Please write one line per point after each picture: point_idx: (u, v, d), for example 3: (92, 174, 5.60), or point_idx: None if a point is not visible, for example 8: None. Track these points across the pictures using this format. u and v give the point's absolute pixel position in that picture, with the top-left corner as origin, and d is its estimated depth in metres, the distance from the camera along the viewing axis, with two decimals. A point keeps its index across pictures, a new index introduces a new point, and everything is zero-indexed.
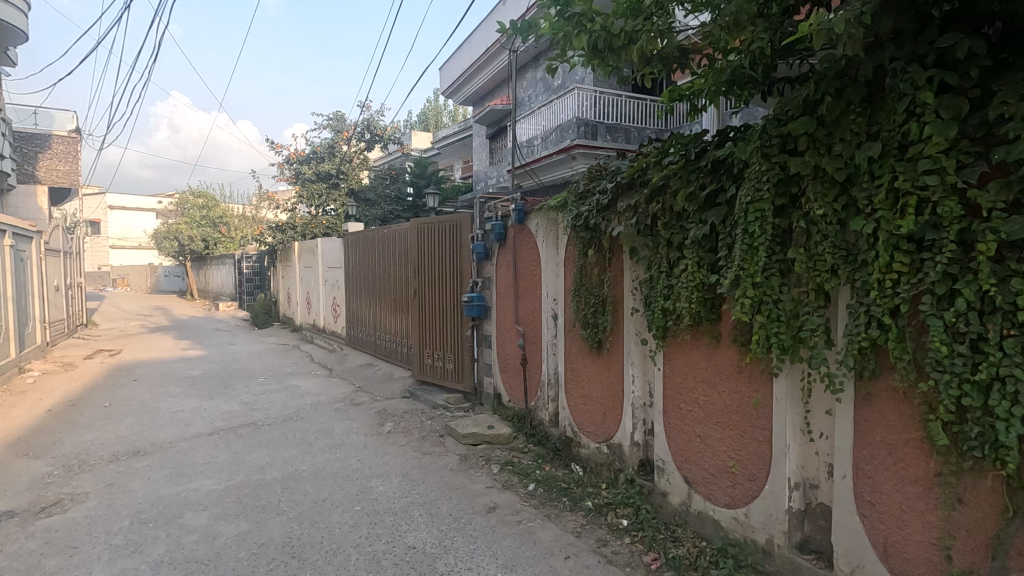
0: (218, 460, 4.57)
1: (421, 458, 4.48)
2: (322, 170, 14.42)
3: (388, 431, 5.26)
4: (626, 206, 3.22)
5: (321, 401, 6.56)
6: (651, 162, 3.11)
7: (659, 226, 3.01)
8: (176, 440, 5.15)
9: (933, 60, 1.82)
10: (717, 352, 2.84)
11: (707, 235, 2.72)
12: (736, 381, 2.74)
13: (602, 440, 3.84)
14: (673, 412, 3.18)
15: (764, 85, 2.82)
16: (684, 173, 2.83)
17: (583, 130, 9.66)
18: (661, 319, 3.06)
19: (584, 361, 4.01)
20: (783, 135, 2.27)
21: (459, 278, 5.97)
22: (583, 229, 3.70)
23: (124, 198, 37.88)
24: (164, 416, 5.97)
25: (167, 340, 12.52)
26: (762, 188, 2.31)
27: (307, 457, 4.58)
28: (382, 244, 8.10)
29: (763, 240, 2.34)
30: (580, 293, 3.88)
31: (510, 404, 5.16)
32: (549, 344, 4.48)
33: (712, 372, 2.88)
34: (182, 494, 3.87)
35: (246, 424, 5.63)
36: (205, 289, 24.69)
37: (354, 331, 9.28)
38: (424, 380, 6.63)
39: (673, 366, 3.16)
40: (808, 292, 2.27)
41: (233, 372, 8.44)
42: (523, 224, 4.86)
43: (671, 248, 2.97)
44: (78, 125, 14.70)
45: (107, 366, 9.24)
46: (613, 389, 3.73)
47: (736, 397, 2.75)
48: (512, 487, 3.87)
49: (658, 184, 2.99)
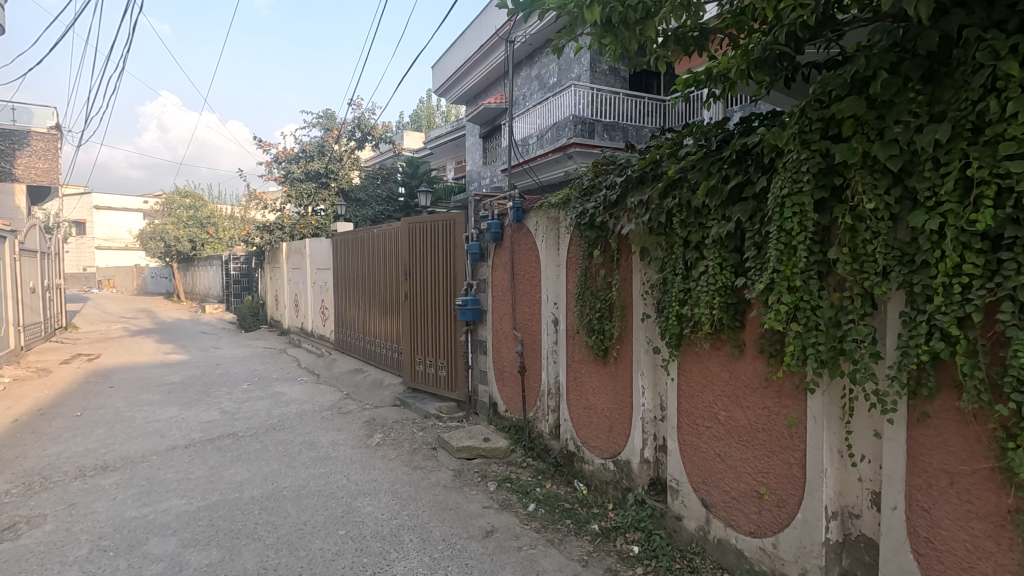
0: (194, 477, 4.24)
1: (412, 474, 4.17)
2: (312, 169, 14.08)
3: (377, 442, 4.94)
4: (637, 201, 2.94)
5: (307, 410, 6.23)
6: (667, 153, 2.83)
7: (674, 224, 2.73)
8: (149, 454, 4.80)
9: (1016, 26, 1.56)
10: (740, 363, 2.57)
11: (731, 233, 2.44)
12: (763, 396, 2.47)
13: (607, 456, 3.56)
14: (689, 428, 2.90)
15: (788, 70, 2.50)
16: (705, 165, 2.55)
17: (579, 128, 9.47)
18: (676, 326, 2.78)
19: (588, 370, 3.73)
20: (825, 119, 1.99)
21: (453, 280, 5.68)
22: (589, 228, 3.42)
23: (111, 198, 37.22)
24: (138, 426, 5.61)
25: (149, 344, 12.11)
26: (801, 179, 2.03)
27: (289, 473, 4.26)
28: (372, 243, 7.79)
29: (802, 238, 2.06)
30: (584, 296, 3.60)
31: (507, 414, 4.87)
32: (549, 350, 4.19)
33: (734, 385, 2.61)
34: (149, 517, 3.54)
35: (225, 435, 5.29)
36: (192, 289, 24.20)
37: (343, 334, 8.95)
38: (416, 387, 6.32)
39: (689, 376, 2.88)
40: (852, 297, 2.00)
41: (215, 378, 8.08)
42: (521, 223, 4.57)
43: (688, 248, 2.68)
44: (59, 121, 14.28)
45: (84, 371, 8.86)
46: (619, 401, 3.45)
47: (762, 414, 2.48)
48: (510, 507, 3.57)
49: (674, 177, 2.71)
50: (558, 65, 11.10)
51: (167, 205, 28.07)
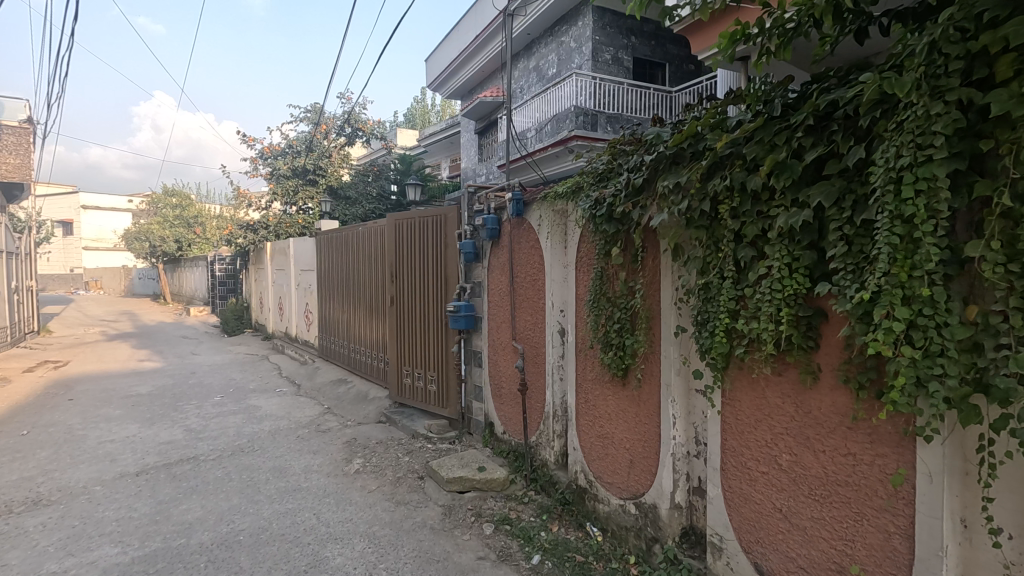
0: (137, 515, 3.59)
1: (394, 512, 3.55)
2: (299, 166, 13.44)
3: (356, 470, 4.30)
4: (670, 186, 2.35)
5: (281, 428, 5.59)
6: (710, 124, 2.23)
7: (722, 213, 2.13)
8: (91, 484, 4.14)
9: None
10: (812, 395, 1.98)
11: (807, 224, 1.84)
12: (846, 439, 1.87)
13: (628, 497, 2.95)
14: (736, 471, 2.31)
15: (863, 19, 2.07)
16: (767, 134, 1.95)
17: (582, 120, 8.87)
18: (725, 345, 2.17)
19: (603, 391, 3.12)
20: (969, 55, 1.38)
21: (445, 282, 5.06)
22: (606, 221, 2.81)
23: (97, 198, 36.39)
24: (88, 448, 4.96)
25: (125, 349, 11.41)
26: (930, 143, 1.42)
27: (251, 510, 3.62)
28: (357, 242, 7.18)
29: (931, 227, 1.44)
30: (600, 304, 2.98)
31: (505, 437, 4.26)
32: (555, 366, 3.58)
33: (803, 422, 2.02)
34: (70, 572, 2.90)
35: (184, 460, 4.65)
36: (178, 292, 23.43)
37: (327, 340, 8.31)
38: (403, 402, 5.70)
39: (738, 408, 2.29)
40: (1006, 312, 1.39)
41: (186, 389, 7.41)
42: (522, 217, 3.96)
43: (740, 244, 2.09)
44: (30, 114, 13.55)
45: (45, 381, 8.16)
46: (642, 432, 2.84)
47: (845, 463, 1.88)
48: (510, 559, 2.95)
49: (723, 152, 2.12)
50: (558, 54, 10.52)
51: (154, 204, 27.32)
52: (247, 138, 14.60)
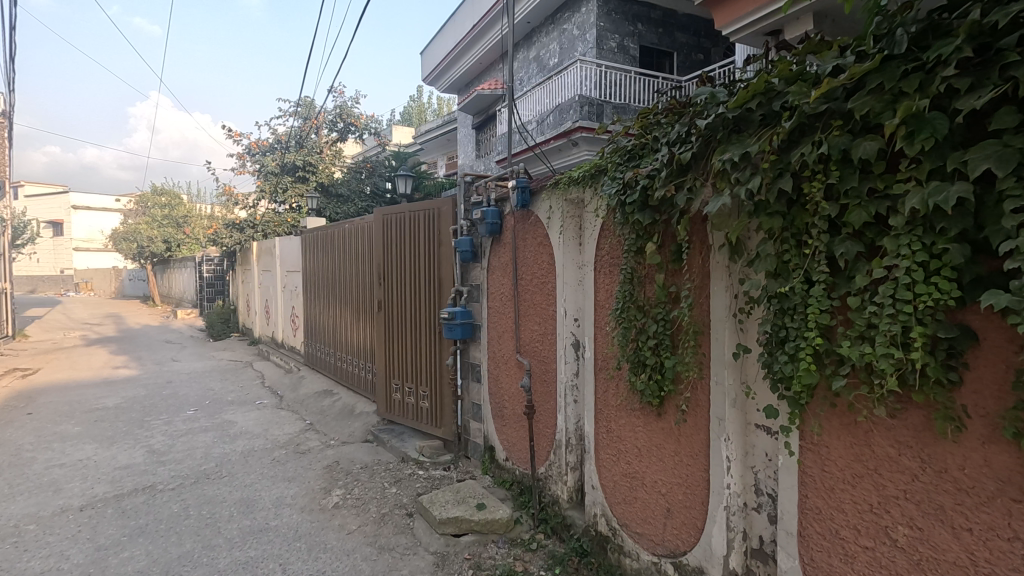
0: (67, 566, 2.98)
1: (376, 562, 2.95)
2: (288, 162, 12.88)
3: (334, 504, 3.70)
4: (732, 159, 1.75)
5: (256, 448, 4.99)
6: (788, 76, 1.66)
7: (814, 193, 1.54)
8: (25, 523, 3.54)
9: None
10: (947, 449, 1.41)
11: (959, 206, 1.26)
12: (1010, 517, 1.30)
13: (663, 555, 2.37)
14: (822, 538, 1.72)
15: None
16: (888, 79, 1.37)
17: (586, 110, 8.26)
18: (813, 375, 1.60)
19: (630, 419, 2.54)
20: None
21: (439, 285, 4.47)
22: (638, 208, 2.23)
23: (87, 198, 35.66)
24: (32, 474, 4.36)
25: (103, 354, 10.76)
26: None
27: (203, 559, 3.02)
28: (342, 240, 6.61)
29: None
30: (627, 313, 2.40)
31: (507, 465, 3.68)
32: (568, 386, 2.99)
33: (932, 485, 1.44)
34: None
35: (139, 490, 4.04)
36: (167, 292, 22.76)
37: (312, 347, 7.72)
38: (392, 419, 5.12)
39: (827, 457, 1.70)
40: None
41: (158, 401, 6.80)
42: (527, 209, 3.38)
43: (839, 235, 1.51)
44: None
45: (8, 391, 7.54)
46: (684, 477, 2.26)
47: (1007, 551, 1.30)
48: None
49: (816, 107, 1.53)
50: (559, 43, 9.99)
51: (144, 205, 26.69)
52: (234, 133, 13.93)
